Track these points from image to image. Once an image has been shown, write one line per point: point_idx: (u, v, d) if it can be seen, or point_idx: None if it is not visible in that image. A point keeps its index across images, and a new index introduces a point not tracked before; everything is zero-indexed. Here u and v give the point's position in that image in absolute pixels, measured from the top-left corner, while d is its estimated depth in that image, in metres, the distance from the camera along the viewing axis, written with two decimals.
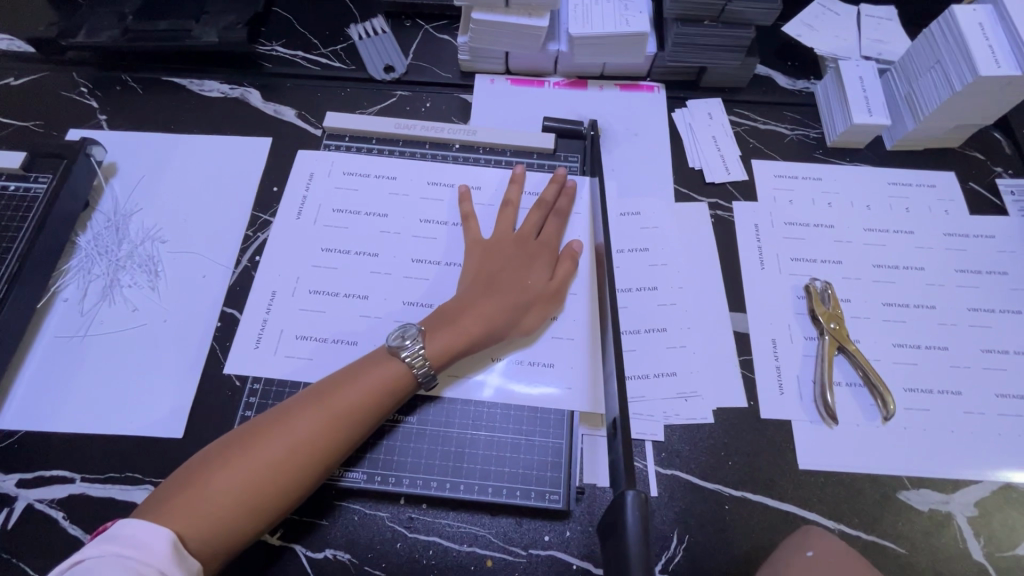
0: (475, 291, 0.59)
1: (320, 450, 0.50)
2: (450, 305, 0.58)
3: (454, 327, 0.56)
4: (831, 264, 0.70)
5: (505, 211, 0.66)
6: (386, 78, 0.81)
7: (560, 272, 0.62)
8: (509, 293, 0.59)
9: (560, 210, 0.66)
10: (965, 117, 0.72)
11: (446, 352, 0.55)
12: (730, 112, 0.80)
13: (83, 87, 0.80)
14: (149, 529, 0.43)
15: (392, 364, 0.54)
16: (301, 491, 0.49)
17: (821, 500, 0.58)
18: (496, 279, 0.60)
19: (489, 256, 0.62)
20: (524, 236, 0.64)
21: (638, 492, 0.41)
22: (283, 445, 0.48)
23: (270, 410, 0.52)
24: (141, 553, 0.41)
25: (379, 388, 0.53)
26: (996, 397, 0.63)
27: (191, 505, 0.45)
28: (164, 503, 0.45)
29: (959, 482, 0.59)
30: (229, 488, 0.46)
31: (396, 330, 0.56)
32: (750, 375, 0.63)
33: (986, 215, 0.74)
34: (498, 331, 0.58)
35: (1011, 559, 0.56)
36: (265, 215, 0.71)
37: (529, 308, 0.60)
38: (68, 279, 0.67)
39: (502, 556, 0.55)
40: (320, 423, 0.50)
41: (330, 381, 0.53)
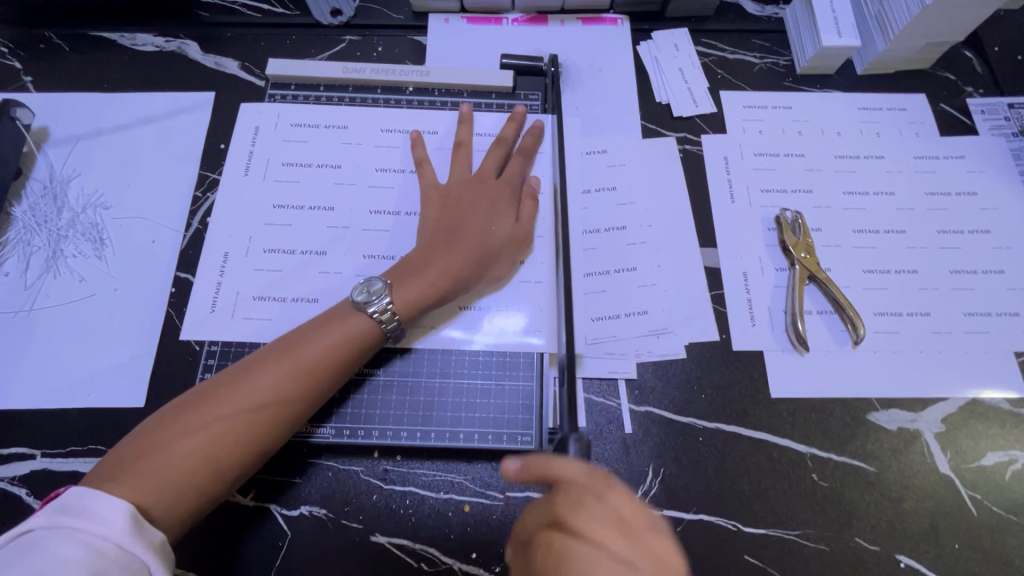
0: (438, 239, 0.57)
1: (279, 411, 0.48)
2: (415, 257, 0.57)
3: (420, 280, 0.55)
4: (801, 194, 0.68)
5: (460, 154, 0.63)
6: (333, 22, 0.76)
7: (524, 214, 0.61)
8: (476, 240, 0.57)
9: (522, 150, 0.64)
10: (935, 33, 0.70)
11: (414, 304, 0.54)
12: (697, 42, 0.77)
13: (4, 47, 0.74)
14: (104, 500, 0.41)
15: (357, 318, 0.53)
16: (267, 450, 0.48)
17: (792, 427, 0.59)
18: (460, 226, 0.58)
19: (450, 203, 0.60)
20: (485, 179, 0.62)
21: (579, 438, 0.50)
22: (244, 404, 0.47)
23: (222, 373, 0.50)
24: (95, 525, 0.39)
25: (339, 346, 0.51)
26: (963, 316, 0.63)
27: (147, 470, 0.43)
28: (119, 470, 0.43)
29: (927, 400, 0.60)
30: (187, 453, 0.44)
31: (359, 284, 0.54)
32: (721, 309, 0.63)
33: (956, 136, 0.72)
34: (466, 280, 0.57)
35: (976, 470, 0.57)
36: (213, 174, 0.67)
37: (497, 254, 0.58)
38: (8, 253, 0.63)
39: (479, 501, 0.55)
40: (278, 384, 0.48)
41: (286, 341, 0.51)
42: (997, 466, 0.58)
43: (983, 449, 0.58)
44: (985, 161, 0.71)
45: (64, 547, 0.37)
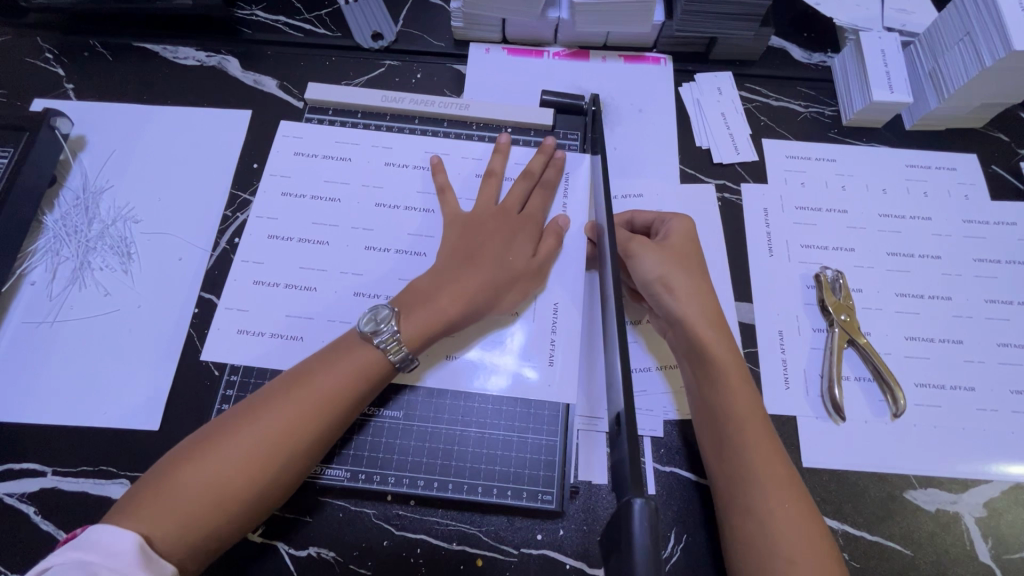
0: (453, 265, 0.56)
1: (280, 445, 0.46)
2: (423, 284, 0.55)
3: (427, 309, 0.53)
4: (843, 252, 0.66)
5: (488, 183, 0.62)
6: (374, 46, 0.75)
7: (544, 248, 0.58)
8: (488, 269, 0.55)
9: (547, 183, 0.62)
10: (991, 95, 0.67)
11: (424, 334, 0.52)
12: (741, 87, 0.76)
13: (48, 53, 0.74)
14: (117, 534, 0.40)
15: (366, 349, 0.51)
16: (275, 490, 0.46)
17: (824, 500, 0.56)
18: (476, 255, 0.56)
19: (470, 230, 0.58)
20: (508, 211, 0.60)
21: (648, 500, 0.31)
22: (249, 443, 0.45)
23: (237, 405, 0.49)
24: (103, 557, 0.39)
25: (353, 377, 0.50)
26: (1011, 393, 0.60)
27: (167, 508, 0.42)
28: (130, 504, 0.42)
29: (969, 481, 0.57)
30: (197, 496, 0.43)
31: (366, 313, 0.52)
32: (754, 367, 0.61)
33: (1008, 200, 0.70)
34: (475, 310, 0.54)
35: (1018, 561, 0.54)
36: (244, 194, 0.67)
37: (511, 284, 0.56)
38: (36, 261, 0.63)
39: (492, 555, 0.53)
40: (289, 415, 0.47)
41: (302, 370, 0.50)
42: None
43: None
44: None
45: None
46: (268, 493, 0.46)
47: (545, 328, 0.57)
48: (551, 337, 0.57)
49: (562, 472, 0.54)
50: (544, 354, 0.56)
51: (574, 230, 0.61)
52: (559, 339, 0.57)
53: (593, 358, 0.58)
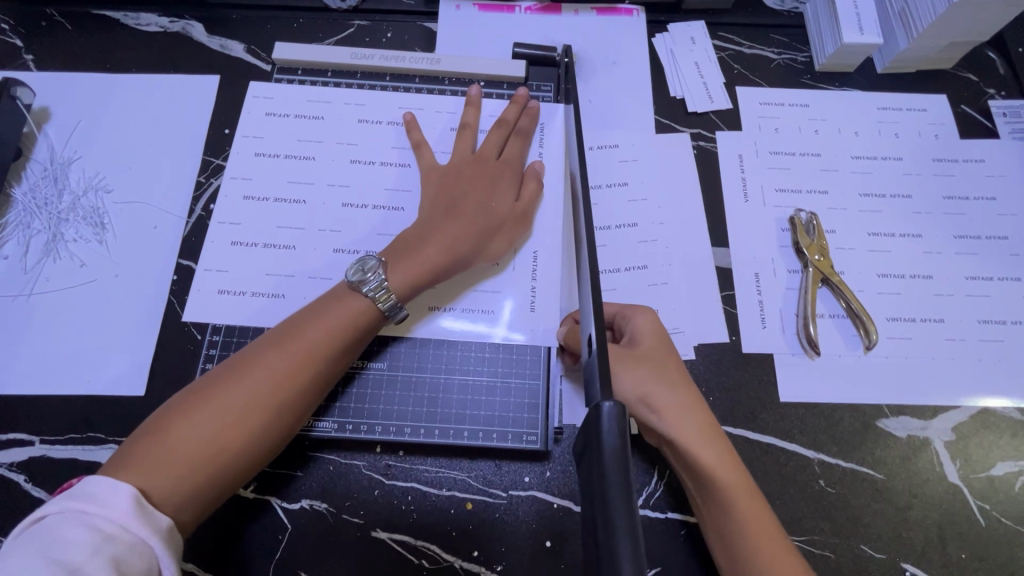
0: (438, 216, 0.56)
1: (273, 398, 0.47)
2: (410, 236, 0.55)
3: (414, 259, 0.53)
4: (816, 194, 0.67)
5: (463, 136, 0.61)
6: (342, 6, 0.74)
7: (525, 194, 0.59)
8: (472, 218, 0.56)
9: (522, 130, 0.62)
10: (959, 33, 0.68)
11: (412, 281, 0.53)
12: (714, 36, 0.75)
13: (4, 24, 0.72)
14: (109, 483, 0.40)
15: (354, 300, 0.51)
16: (269, 440, 0.47)
17: (801, 432, 0.58)
18: (460, 204, 0.56)
19: (452, 181, 0.58)
20: (485, 158, 0.60)
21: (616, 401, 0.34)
22: (239, 396, 0.46)
23: (225, 360, 0.49)
24: (99, 507, 0.39)
25: (340, 329, 0.50)
26: (978, 323, 0.62)
27: (160, 461, 0.42)
28: (122, 459, 0.42)
29: (939, 407, 0.59)
30: (189, 449, 0.43)
31: (354, 264, 0.53)
32: (732, 310, 0.62)
33: (977, 139, 0.71)
34: (462, 259, 0.55)
35: (985, 480, 0.57)
36: (217, 159, 0.66)
37: (495, 231, 0.56)
38: (8, 235, 0.62)
39: (481, 498, 0.54)
40: (280, 368, 0.47)
41: (289, 324, 0.50)
42: (1006, 477, 0.57)
43: (993, 458, 0.57)
44: (1005, 165, 0.69)
45: (68, 530, 0.37)
46: (261, 445, 0.46)
47: (525, 276, 0.58)
48: (532, 283, 0.58)
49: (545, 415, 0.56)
50: (524, 305, 0.57)
51: (550, 180, 0.62)
52: (539, 287, 0.58)
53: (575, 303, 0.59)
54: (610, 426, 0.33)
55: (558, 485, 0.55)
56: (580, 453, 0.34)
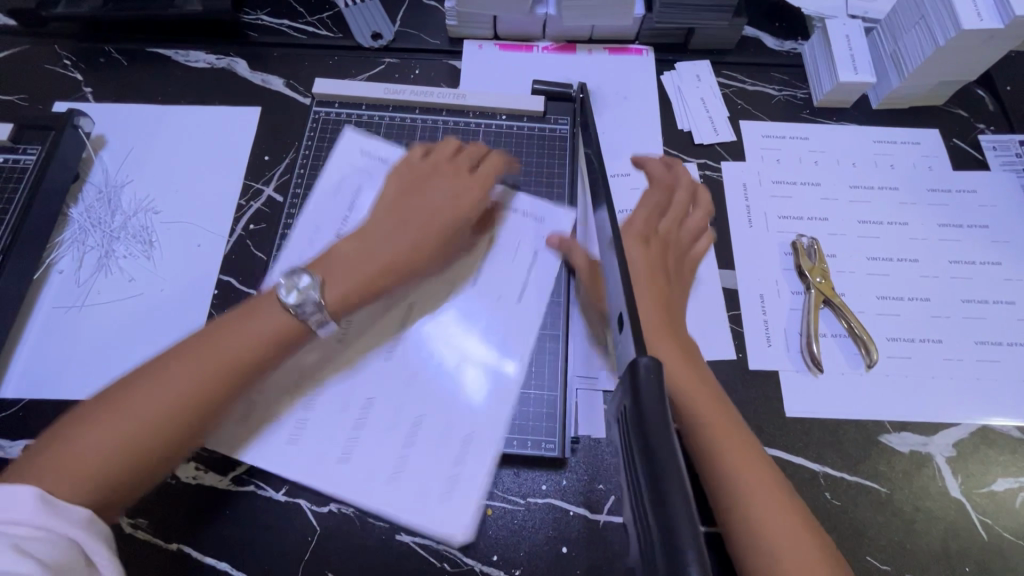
0: (389, 228, 0.56)
1: (189, 402, 0.46)
2: (351, 247, 0.55)
3: (362, 270, 0.53)
4: (817, 221, 0.71)
5: (440, 150, 0.63)
6: (374, 45, 0.80)
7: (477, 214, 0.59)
8: (418, 230, 0.56)
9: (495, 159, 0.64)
10: (947, 73, 0.73)
11: (356, 294, 0.53)
12: (718, 74, 0.81)
13: (66, 59, 0.79)
14: (9, 492, 0.39)
15: (282, 311, 0.50)
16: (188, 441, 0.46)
17: (807, 445, 0.60)
18: (410, 216, 0.57)
19: (409, 191, 0.59)
20: (457, 178, 0.61)
21: (651, 356, 0.38)
22: (158, 398, 0.45)
23: (147, 362, 0.48)
24: (5, 512, 0.38)
25: (265, 337, 0.49)
26: (975, 344, 0.65)
27: (69, 462, 0.42)
28: (35, 462, 0.42)
29: (939, 424, 0.61)
30: (99, 453, 0.43)
31: (285, 274, 0.51)
32: (739, 328, 0.65)
33: (968, 170, 0.75)
34: (407, 272, 0.55)
35: (986, 495, 0.59)
36: (257, 184, 0.71)
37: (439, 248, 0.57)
38: (63, 251, 0.67)
39: (501, 504, 0.57)
40: (199, 372, 0.46)
41: (211, 329, 0.49)
42: (1006, 492, 0.59)
43: (993, 474, 0.60)
44: (997, 195, 0.73)
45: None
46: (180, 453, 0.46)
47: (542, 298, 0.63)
48: (557, 300, 0.63)
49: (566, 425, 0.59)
50: (520, 327, 0.58)
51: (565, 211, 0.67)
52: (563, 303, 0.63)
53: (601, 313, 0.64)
54: (647, 380, 0.37)
55: (576, 495, 0.57)
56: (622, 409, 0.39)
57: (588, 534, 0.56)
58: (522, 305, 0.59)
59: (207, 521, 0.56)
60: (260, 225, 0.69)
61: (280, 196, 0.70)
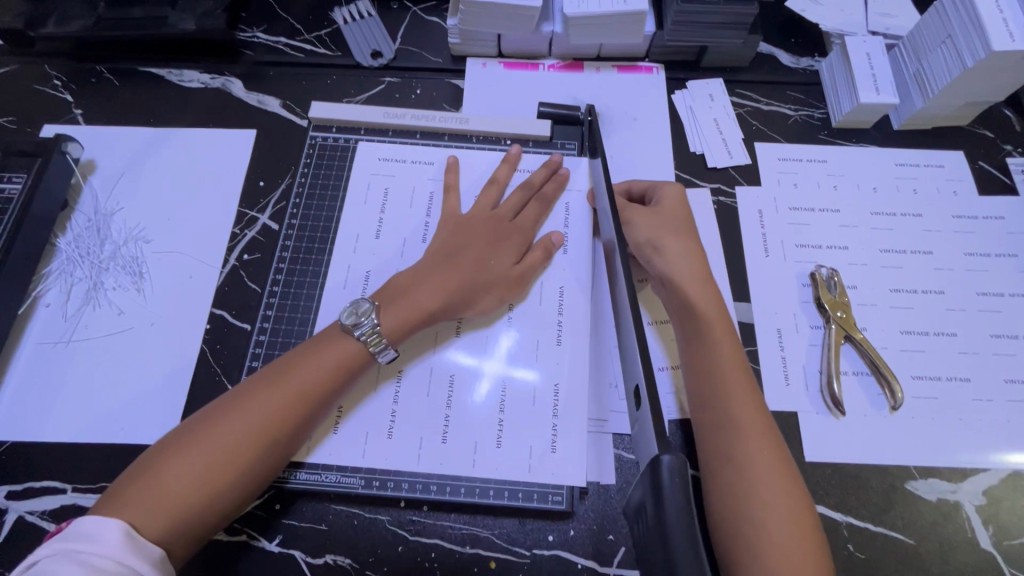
0: (433, 264, 0.57)
1: (263, 435, 0.47)
2: (401, 280, 0.57)
3: (408, 302, 0.55)
4: (837, 250, 0.68)
5: (489, 190, 0.64)
6: (374, 64, 0.77)
7: (528, 260, 0.60)
8: (467, 270, 0.57)
9: (544, 197, 0.64)
10: (974, 94, 0.69)
11: (403, 326, 0.54)
12: (731, 93, 0.78)
13: (57, 80, 0.76)
14: (99, 524, 0.41)
15: (347, 342, 0.53)
16: (261, 473, 0.48)
17: (828, 493, 0.57)
18: (459, 255, 0.58)
19: (459, 231, 0.60)
20: (500, 218, 0.62)
21: (675, 454, 0.38)
22: (234, 430, 0.47)
23: (220, 397, 0.50)
24: (92, 546, 0.40)
25: (331, 369, 0.51)
26: (1005, 383, 0.61)
27: (150, 496, 0.43)
28: (118, 496, 0.43)
29: (968, 470, 0.58)
30: (180, 486, 0.44)
31: (347, 306, 0.54)
32: (754, 366, 0.62)
33: (995, 195, 0.72)
34: (453, 307, 0.56)
35: (1018, 547, 0.55)
36: (252, 211, 0.69)
37: (486, 289, 0.58)
38: (50, 283, 0.65)
39: (505, 557, 0.54)
40: (272, 406, 0.48)
41: (282, 363, 0.51)
42: None
43: None
44: None
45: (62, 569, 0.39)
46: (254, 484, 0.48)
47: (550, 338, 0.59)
48: (557, 318, 0.60)
49: (555, 451, 0.55)
50: (528, 341, 0.59)
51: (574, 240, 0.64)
52: (565, 322, 0.60)
53: (600, 341, 0.61)
54: (671, 480, 0.36)
55: (584, 547, 0.54)
56: (644, 507, 0.38)
57: None
58: (536, 322, 0.60)
59: (195, 575, 0.53)
60: (254, 255, 0.66)
61: (276, 224, 0.68)
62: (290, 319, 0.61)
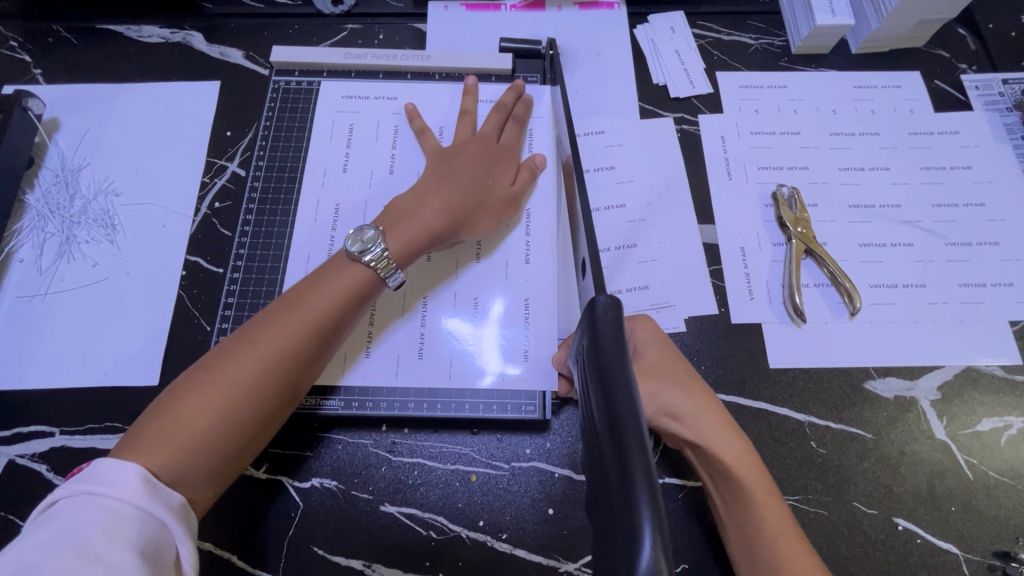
0: (430, 186, 0.58)
1: (279, 367, 0.47)
2: (401, 204, 0.57)
3: (413, 223, 0.55)
4: (798, 170, 0.70)
5: (462, 121, 0.64)
6: (335, 10, 0.76)
7: (520, 179, 0.62)
8: (465, 190, 0.58)
9: (518, 117, 0.65)
10: (927, 11, 0.70)
11: (410, 247, 0.54)
12: (693, 25, 0.78)
13: (13, 40, 0.75)
14: (116, 467, 0.40)
15: (355, 269, 0.52)
16: (280, 405, 0.48)
17: (792, 396, 0.60)
18: (455, 177, 0.59)
19: (449, 156, 0.61)
20: (486, 140, 0.63)
21: (609, 295, 0.41)
22: (247, 365, 0.46)
23: (230, 333, 0.49)
24: (112, 489, 0.39)
25: (340, 300, 0.51)
26: (959, 286, 0.64)
27: (170, 434, 0.43)
28: (136, 438, 0.43)
29: (924, 368, 0.61)
30: (200, 422, 0.44)
31: (352, 234, 0.53)
32: (720, 283, 0.64)
33: (951, 112, 0.73)
34: (456, 227, 0.57)
35: (971, 436, 0.59)
36: (220, 160, 0.69)
37: (484, 209, 0.59)
38: (23, 239, 0.65)
39: (485, 471, 0.56)
40: (285, 337, 0.48)
41: (291, 296, 0.51)
42: (992, 432, 0.59)
43: (978, 414, 0.59)
44: (979, 135, 0.72)
45: (86, 516, 0.38)
46: (274, 416, 0.48)
47: (520, 260, 0.61)
48: (526, 239, 0.62)
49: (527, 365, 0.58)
50: (497, 265, 0.61)
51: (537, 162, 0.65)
52: (533, 242, 0.62)
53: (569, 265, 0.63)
54: (604, 315, 0.40)
55: (561, 458, 0.57)
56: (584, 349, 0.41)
57: (571, 496, 0.56)
58: (506, 243, 0.62)
59: None
60: (225, 203, 0.67)
61: (245, 171, 0.68)
62: (263, 258, 0.62)
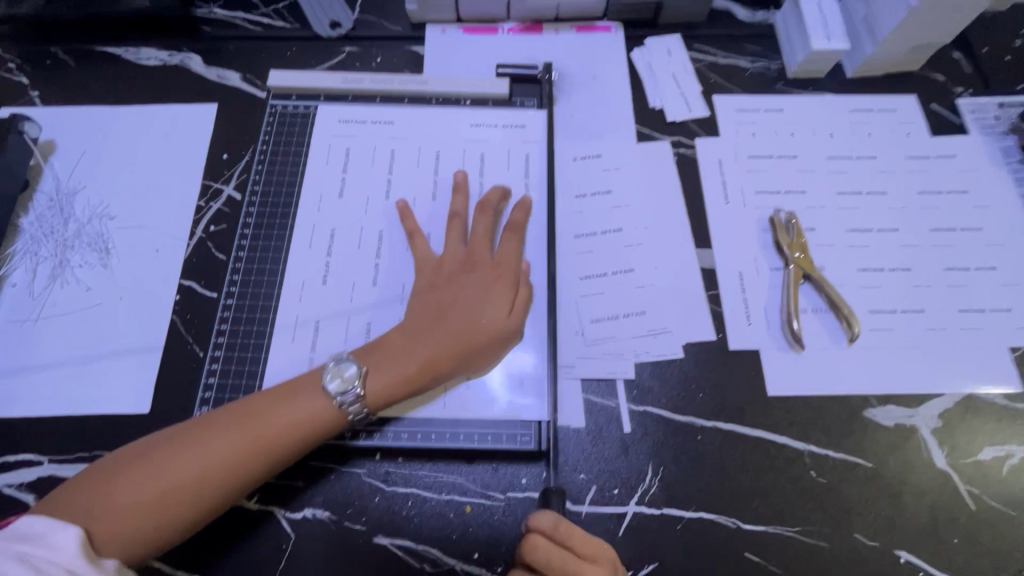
0: (417, 327, 0.56)
1: (218, 477, 0.48)
2: (388, 341, 0.55)
3: (394, 366, 0.54)
4: (796, 194, 0.69)
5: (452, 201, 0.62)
6: (332, 34, 0.77)
7: (515, 310, 0.57)
8: (452, 330, 0.55)
9: (515, 224, 0.62)
10: (921, 36, 0.71)
11: (388, 394, 0.53)
12: (689, 48, 0.78)
13: (11, 63, 0.75)
14: (46, 527, 0.43)
15: (320, 400, 0.52)
16: (211, 509, 0.49)
17: (791, 424, 0.59)
18: (445, 321, 0.56)
19: (441, 285, 0.58)
20: (479, 258, 0.60)
21: None
22: (186, 469, 0.47)
23: (192, 421, 0.51)
24: None
25: (299, 425, 0.51)
26: (958, 312, 0.64)
27: (98, 511, 0.45)
28: (71, 503, 0.45)
29: (924, 395, 0.60)
30: (128, 508, 0.46)
31: (332, 367, 0.53)
32: (718, 308, 0.64)
33: (947, 136, 0.74)
34: (439, 376, 0.55)
35: (973, 465, 0.58)
36: (216, 184, 0.69)
37: (475, 351, 0.56)
38: (16, 263, 0.65)
39: (480, 501, 0.55)
40: (229, 452, 0.48)
41: (253, 406, 0.51)
42: (994, 461, 0.58)
43: (980, 443, 0.59)
44: (976, 159, 0.72)
45: None
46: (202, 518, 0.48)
47: None
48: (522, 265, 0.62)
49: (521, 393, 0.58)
50: None
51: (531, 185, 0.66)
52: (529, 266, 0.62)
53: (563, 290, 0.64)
54: None
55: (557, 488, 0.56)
56: None
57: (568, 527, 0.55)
58: None
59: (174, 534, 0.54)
60: (220, 226, 0.67)
61: (241, 195, 0.68)
62: (258, 284, 0.62)
